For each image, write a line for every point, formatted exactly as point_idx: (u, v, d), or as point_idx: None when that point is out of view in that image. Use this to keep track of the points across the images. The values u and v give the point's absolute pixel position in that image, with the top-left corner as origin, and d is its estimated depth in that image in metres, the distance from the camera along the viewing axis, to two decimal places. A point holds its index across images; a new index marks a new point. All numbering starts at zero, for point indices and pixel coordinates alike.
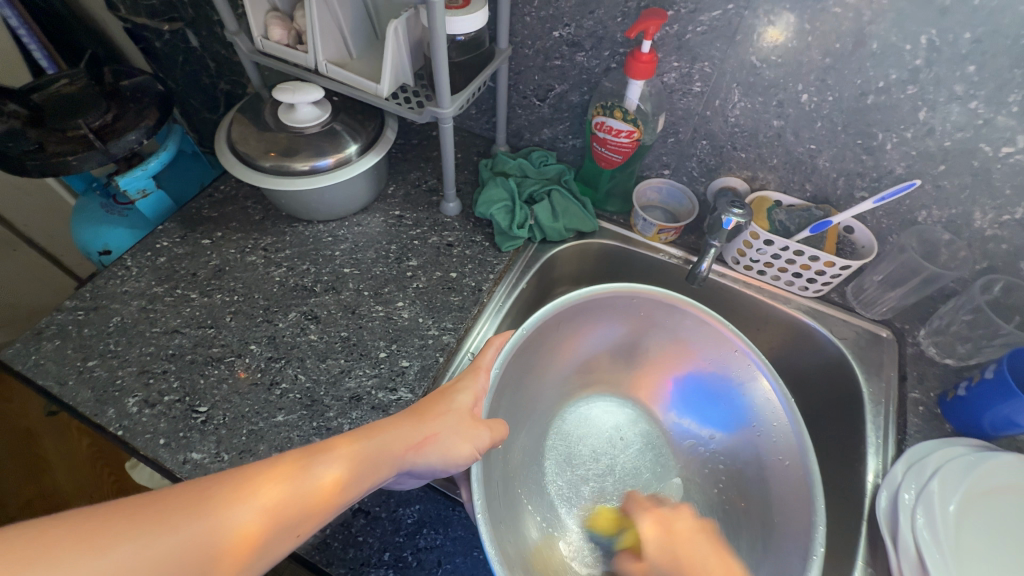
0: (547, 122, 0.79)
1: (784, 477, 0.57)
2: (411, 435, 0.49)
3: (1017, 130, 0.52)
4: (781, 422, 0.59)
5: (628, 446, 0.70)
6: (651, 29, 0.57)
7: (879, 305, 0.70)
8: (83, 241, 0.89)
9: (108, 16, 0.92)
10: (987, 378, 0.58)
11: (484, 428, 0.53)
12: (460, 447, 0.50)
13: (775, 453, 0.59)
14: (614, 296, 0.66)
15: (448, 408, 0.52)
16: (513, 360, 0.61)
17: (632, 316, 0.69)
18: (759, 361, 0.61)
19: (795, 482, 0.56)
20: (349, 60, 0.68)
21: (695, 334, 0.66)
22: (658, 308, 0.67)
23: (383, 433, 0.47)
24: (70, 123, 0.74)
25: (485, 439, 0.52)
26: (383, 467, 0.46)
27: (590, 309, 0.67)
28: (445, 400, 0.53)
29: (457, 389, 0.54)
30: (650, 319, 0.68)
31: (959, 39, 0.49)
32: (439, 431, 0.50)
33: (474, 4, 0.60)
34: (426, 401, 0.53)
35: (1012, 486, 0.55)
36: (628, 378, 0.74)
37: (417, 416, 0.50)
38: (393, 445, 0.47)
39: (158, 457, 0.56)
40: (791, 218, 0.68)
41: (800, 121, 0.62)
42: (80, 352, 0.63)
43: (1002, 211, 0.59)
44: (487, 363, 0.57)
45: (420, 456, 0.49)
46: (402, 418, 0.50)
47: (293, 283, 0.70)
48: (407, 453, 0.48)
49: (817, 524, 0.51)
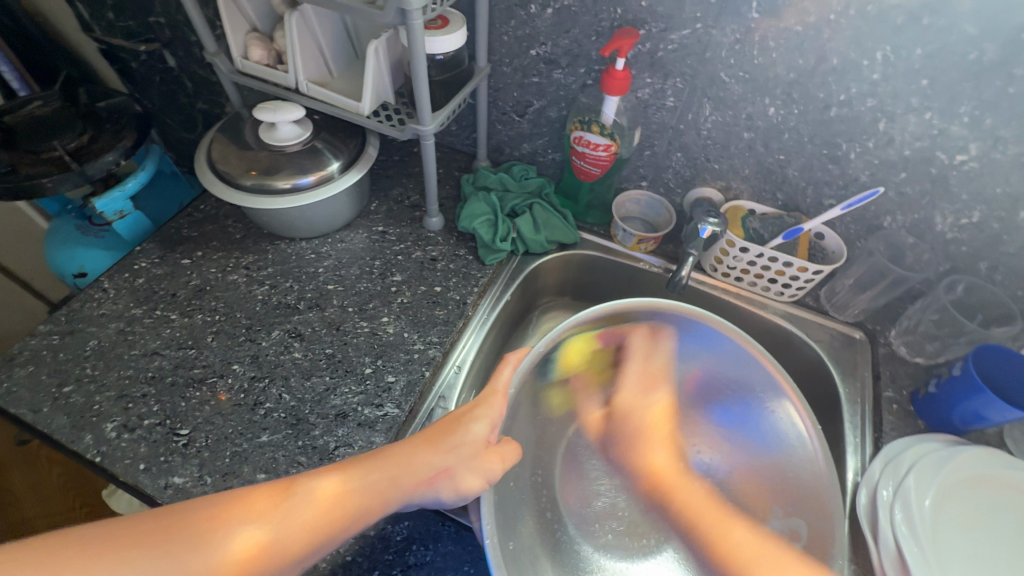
0: (526, 136, 0.80)
1: (801, 500, 0.59)
2: (422, 468, 0.50)
3: (970, 139, 0.55)
4: (803, 449, 0.59)
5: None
6: (625, 47, 0.59)
7: (851, 308, 0.73)
8: (58, 265, 0.87)
9: (82, 38, 0.92)
10: (955, 375, 0.60)
11: (496, 459, 0.54)
12: (471, 480, 0.51)
13: (793, 477, 0.60)
14: (635, 312, 0.67)
15: (460, 441, 0.53)
16: (527, 374, 0.62)
17: (652, 333, 0.69)
18: (790, 387, 0.61)
19: (816, 503, 0.57)
20: (329, 78, 0.69)
21: (721, 352, 0.66)
22: (683, 327, 0.67)
23: (394, 464, 0.49)
24: (45, 144, 0.74)
25: (495, 472, 0.53)
26: (394, 498, 0.48)
27: (611, 325, 0.68)
28: (458, 431, 0.54)
29: (472, 418, 0.55)
30: (674, 335, 0.69)
31: (912, 55, 0.52)
32: (450, 465, 0.51)
33: (452, 25, 0.62)
34: (439, 428, 0.54)
35: (980, 476, 0.57)
36: None
37: (430, 446, 0.52)
38: (404, 475, 0.49)
39: (138, 482, 0.55)
40: (764, 226, 0.71)
41: (769, 133, 0.64)
42: (55, 377, 0.62)
43: (960, 215, 0.61)
44: (503, 386, 0.58)
45: (431, 489, 0.50)
46: (416, 447, 0.51)
47: (277, 301, 0.70)
48: (417, 487, 0.50)
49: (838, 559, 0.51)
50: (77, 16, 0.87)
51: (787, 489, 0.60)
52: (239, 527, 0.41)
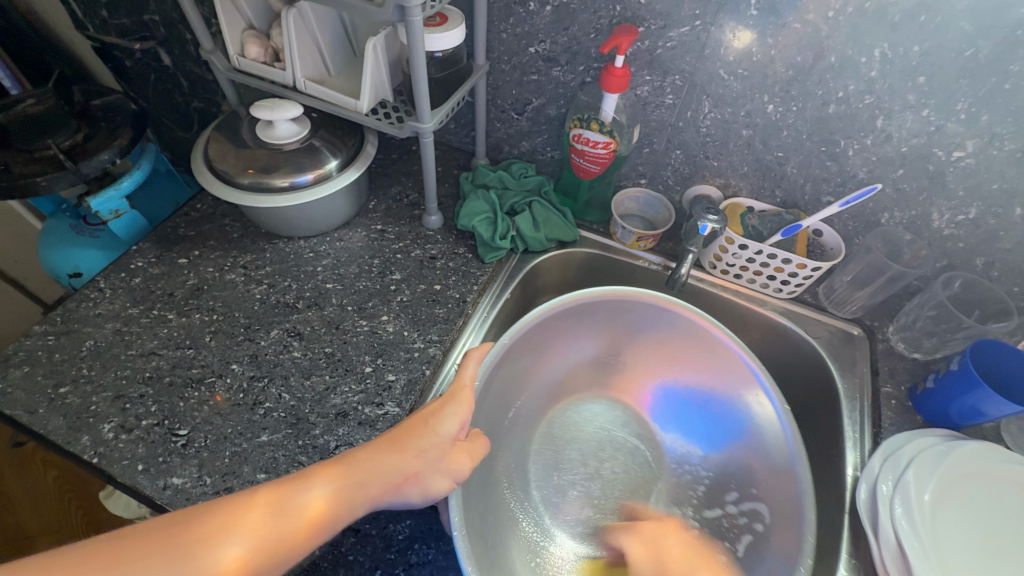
0: (525, 135, 0.80)
1: (770, 482, 0.59)
2: (391, 473, 0.48)
3: (966, 135, 0.56)
4: (776, 432, 0.59)
5: (618, 449, 0.70)
6: (624, 44, 0.59)
7: (849, 304, 0.73)
8: (53, 265, 0.86)
9: (75, 36, 0.91)
10: (953, 370, 0.60)
11: (465, 457, 0.52)
12: (439, 483, 0.50)
13: (773, 468, 0.59)
14: (604, 301, 0.67)
15: (430, 443, 0.50)
16: (498, 364, 0.62)
17: (622, 320, 0.70)
18: (759, 371, 0.61)
19: (784, 482, 0.57)
20: (327, 76, 0.69)
21: (690, 342, 0.67)
22: (647, 313, 0.68)
23: (362, 471, 0.47)
24: (39, 143, 0.73)
25: (463, 472, 0.51)
26: (362, 505, 0.46)
27: (583, 314, 0.68)
28: (427, 432, 0.51)
29: (440, 418, 0.52)
30: (642, 323, 0.69)
31: (909, 52, 0.52)
32: (419, 470, 0.49)
33: (450, 22, 0.62)
34: (405, 427, 0.51)
35: (978, 472, 0.58)
36: (618, 383, 0.74)
37: (398, 449, 0.49)
38: (373, 482, 0.47)
39: (136, 483, 0.54)
40: (763, 223, 0.71)
41: (768, 130, 0.64)
42: (51, 378, 0.61)
43: (957, 211, 0.62)
44: (468, 378, 0.55)
45: (400, 494, 0.48)
46: (381, 450, 0.49)
47: (274, 300, 0.70)
48: (386, 493, 0.48)
49: (806, 534, 0.52)
50: (71, 14, 0.87)
51: (760, 480, 0.60)
52: (217, 543, 0.38)
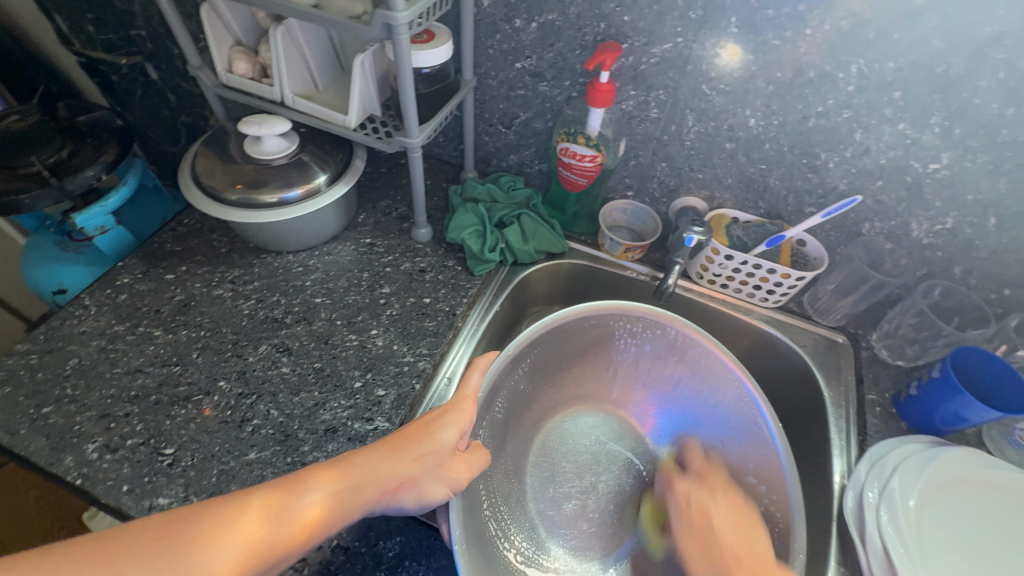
0: (513, 148, 0.81)
1: (759, 498, 0.60)
2: (388, 478, 0.48)
3: (941, 148, 0.57)
4: (765, 446, 0.61)
5: (614, 462, 0.70)
6: (608, 60, 0.60)
7: (833, 313, 0.74)
8: (37, 282, 0.85)
9: (60, 50, 0.91)
10: (934, 377, 0.61)
11: (463, 467, 0.52)
12: (435, 490, 0.50)
13: (764, 487, 0.60)
14: (598, 314, 0.68)
15: (429, 449, 0.50)
16: (496, 377, 0.62)
17: (619, 333, 0.70)
18: (752, 388, 0.62)
19: (774, 492, 0.58)
20: (315, 91, 0.69)
21: (687, 355, 0.68)
22: (644, 326, 0.68)
23: (362, 474, 0.46)
24: (23, 159, 0.72)
25: (461, 482, 0.52)
26: (359, 510, 0.46)
27: (581, 327, 0.69)
28: (427, 439, 0.51)
29: (440, 425, 0.52)
30: (640, 336, 0.69)
31: (884, 68, 0.54)
32: (416, 476, 0.49)
33: (437, 39, 0.63)
34: (404, 432, 0.51)
35: (961, 477, 0.59)
36: (613, 395, 0.74)
37: (396, 454, 0.49)
38: (371, 485, 0.47)
39: (121, 504, 0.53)
40: (748, 234, 0.72)
41: (751, 143, 0.66)
42: (33, 399, 0.60)
43: (934, 221, 0.63)
44: (473, 389, 0.56)
45: (395, 499, 0.48)
46: (379, 453, 0.49)
47: (263, 316, 0.69)
48: (381, 498, 0.47)
49: (796, 552, 0.53)
50: (57, 29, 0.87)
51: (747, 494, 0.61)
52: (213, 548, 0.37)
